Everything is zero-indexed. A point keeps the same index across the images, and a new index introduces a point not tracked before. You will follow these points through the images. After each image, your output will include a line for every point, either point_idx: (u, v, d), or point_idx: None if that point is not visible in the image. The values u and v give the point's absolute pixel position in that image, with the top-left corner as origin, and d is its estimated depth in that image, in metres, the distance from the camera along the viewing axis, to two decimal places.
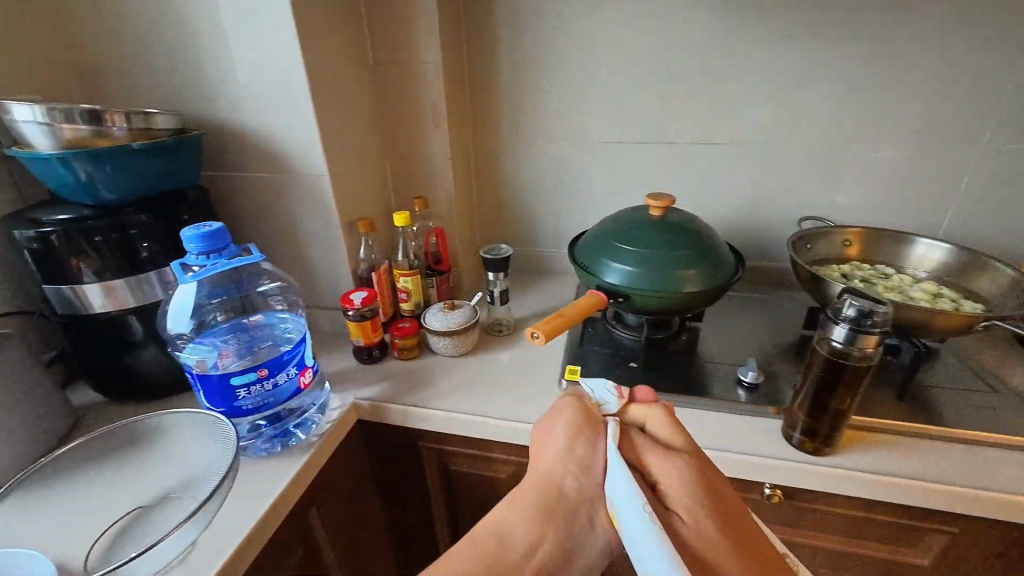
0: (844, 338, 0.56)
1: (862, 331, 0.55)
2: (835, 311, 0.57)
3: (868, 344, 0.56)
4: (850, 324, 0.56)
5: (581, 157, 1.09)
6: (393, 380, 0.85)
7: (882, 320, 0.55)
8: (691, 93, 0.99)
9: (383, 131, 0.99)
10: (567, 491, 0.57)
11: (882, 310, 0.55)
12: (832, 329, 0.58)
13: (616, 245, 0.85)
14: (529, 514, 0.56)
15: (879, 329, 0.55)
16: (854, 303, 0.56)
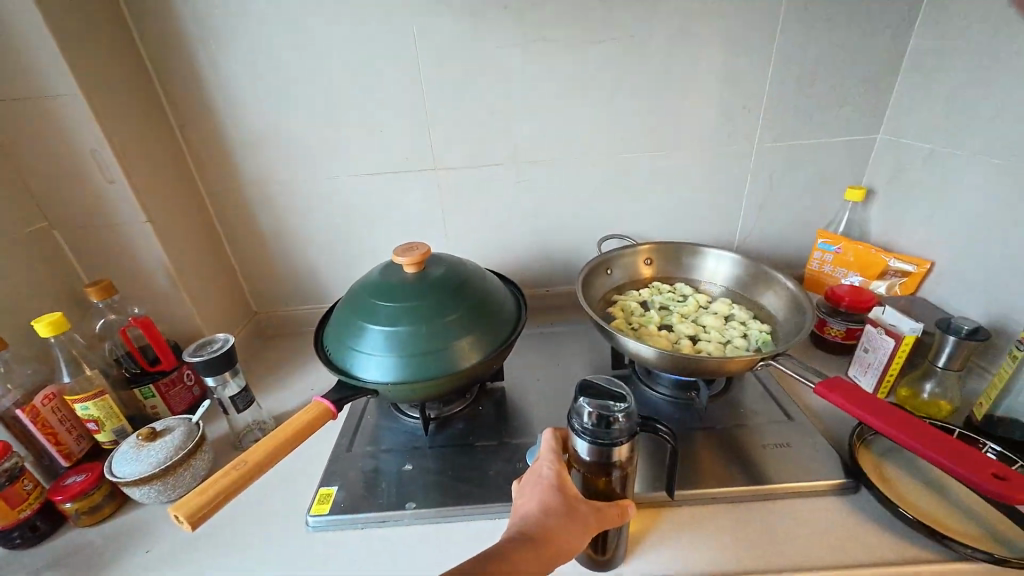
0: (592, 452, 0.46)
1: (606, 441, 0.45)
2: (573, 420, 0.46)
3: (618, 452, 0.45)
4: (592, 435, 0.45)
5: (350, 194, 0.90)
6: (58, 568, 0.58)
7: (628, 420, 0.45)
8: (455, 109, 0.83)
9: (28, 192, 0.70)
10: (561, 523, 0.45)
11: (625, 409, 0.45)
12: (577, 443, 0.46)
13: (361, 323, 0.64)
14: (541, 503, 0.46)
15: (625, 434, 0.45)
16: (592, 408, 0.45)
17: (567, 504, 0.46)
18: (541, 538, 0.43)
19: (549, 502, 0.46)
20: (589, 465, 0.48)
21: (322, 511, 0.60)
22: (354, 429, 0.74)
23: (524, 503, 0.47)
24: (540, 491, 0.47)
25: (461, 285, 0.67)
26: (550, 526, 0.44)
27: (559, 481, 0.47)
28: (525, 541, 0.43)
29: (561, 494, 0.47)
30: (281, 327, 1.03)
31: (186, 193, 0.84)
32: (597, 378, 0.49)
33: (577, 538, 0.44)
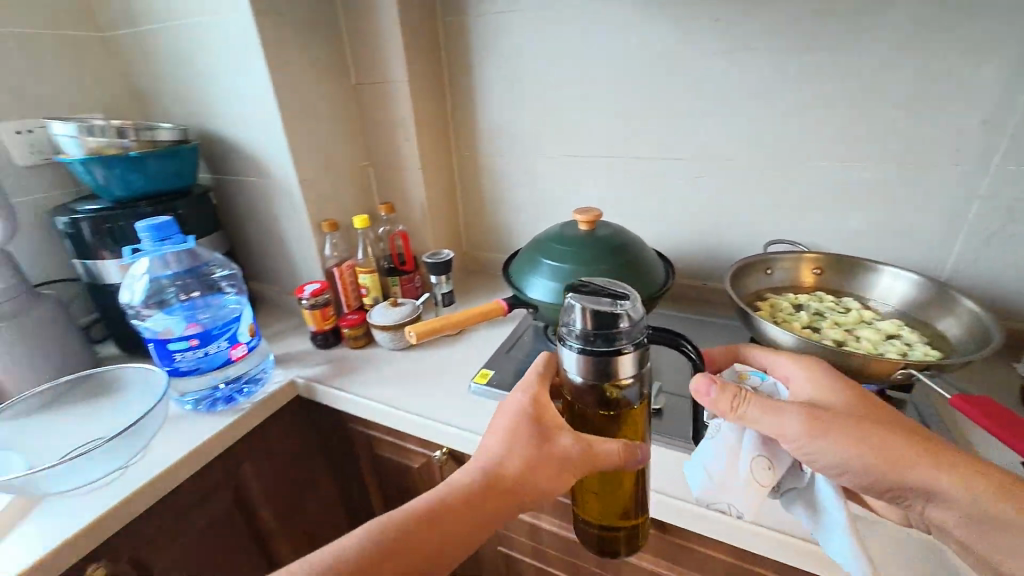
0: (584, 359, 0.47)
1: (602, 345, 0.45)
2: (567, 329, 0.47)
3: (614, 362, 0.46)
4: (584, 341, 0.46)
5: (552, 171, 1.12)
6: (335, 364, 0.95)
7: (623, 326, 0.45)
8: (654, 107, 0.96)
9: (366, 141, 1.11)
10: (523, 457, 0.53)
11: (621, 313, 0.45)
12: (571, 352, 0.48)
13: (539, 258, 0.84)
14: (510, 438, 0.55)
15: (620, 339, 0.45)
16: (582, 312, 0.45)
17: (540, 437, 0.54)
18: (506, 469, 0.53)
19: (514, 438, 0.54)
20: (587, 377, 0.48)
21: (481, 382, 0.83)
22: (512, 342, 0.96)
23: (496, 433, 0.56)
24: (510, 424, 0.55)
25: (621, 246, 0.82)
26: (514, 458, 0.53)
27: (529, 418, 0.55)
28: (491, 468, 0.54)
29: (530, 432, 0.54)
30: (478, 268, 1.34)
31: (444, 155, 1.18)
32: (597, 283, 0.50)
33: (550, 473, 0.52)
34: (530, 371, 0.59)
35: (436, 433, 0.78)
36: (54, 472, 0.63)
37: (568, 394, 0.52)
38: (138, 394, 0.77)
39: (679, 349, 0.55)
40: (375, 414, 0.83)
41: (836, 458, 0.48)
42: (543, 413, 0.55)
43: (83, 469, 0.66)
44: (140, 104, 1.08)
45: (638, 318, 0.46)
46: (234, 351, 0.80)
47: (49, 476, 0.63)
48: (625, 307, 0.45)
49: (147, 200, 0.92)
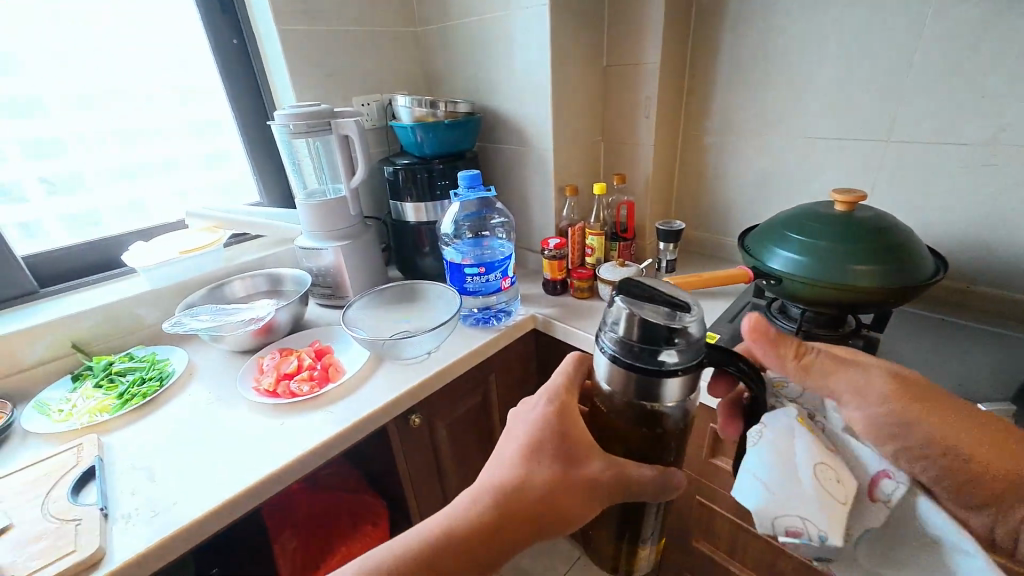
0: (626, 374, 0.45)
1: (642, 358, 0.44)
2: (606, 328, 0.46)
3: (658, 381, 0.44)
4: (627, 355, 0.45)
5: (789, 152, 1.10)
6: (565, 308, 1.11)
7: (668, 343, 0.43)
8: (941, 86, 0.88)
9: (605, 117, 1.24)
10: (552, 472, 0.50)
11: (666, 327, 0.43)
12: (605, 354, 0.47)
13: (785, 232, 0.87)
14: (530, 451, 0.52)
15: (663, 352, 0.43)
16: (625, 316, 0.44)
17: (564, 454, 0.51)
18: (525, 486, 0.50)
19: (537, 453, 0.51)
20: (630, 391, 0.47)
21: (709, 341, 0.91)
22: (735, 314, 1.00)
23: (514, 442, 0.53)
24: (535, 438, 0.52)
25: (885, 229, 0.80)
26: (539, 475, 0.50)
27: (557, 430, 0.52)
28: (506, 484, 0.50)
29: (557, 446, 0.51)
30: (683, 245, 1.38)
31: (672, 133, 1.24)
32: (650, 285, 0.47)
33: (579, 493, 0.49)
34: (553, 379, 0.56)
35: None
36: (398, 344, 0.89)
37: (605, 408, 0.51)
38: (438, 307, 1.03)
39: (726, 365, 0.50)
40: None
41: (933, 436, 0.49)
42: (569, 427, 0.52)
43: (412, 347, 0.91)
44: (431, 84, 1.36)
45: (696, 339, 0.43)
46: (503, 282, 1.01)
47: (395, 345, 0.89)
48: (675, 322, 0.43)
49: (441, 159, 1.18)
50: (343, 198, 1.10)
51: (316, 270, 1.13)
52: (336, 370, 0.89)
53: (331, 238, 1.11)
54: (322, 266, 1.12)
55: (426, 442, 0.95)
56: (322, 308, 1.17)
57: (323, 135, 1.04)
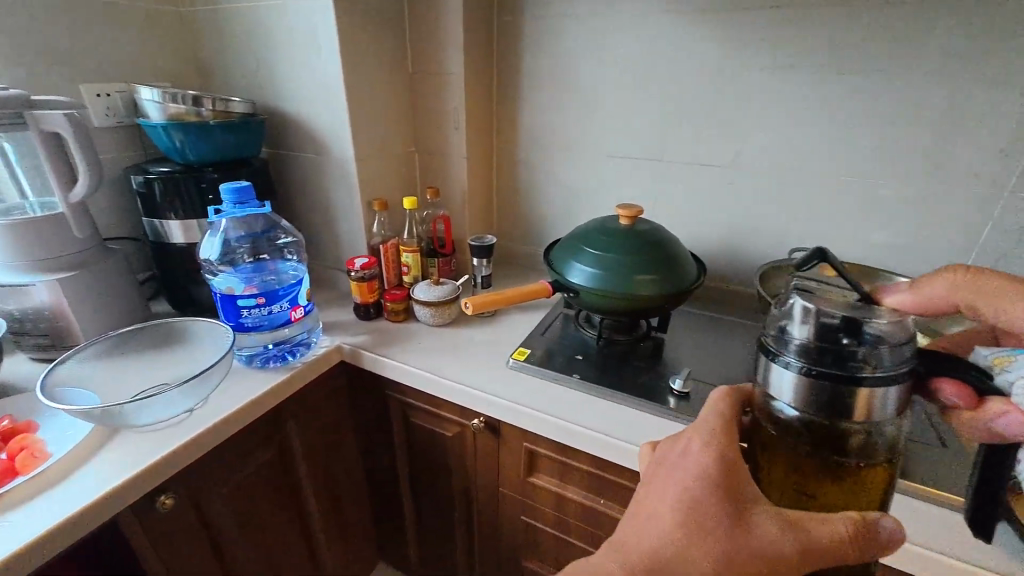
0: (798, 384, 0.40)
1: (833, 361, 0.39)
2: (781, 339, 0.42)
3: (852, 392, 0.38)
4: (808, 362, 0.39)
5: (589, 169, 1.17)
6: (377, 334, 1.00)
7: (836, 342, 0.39)
8: (693, 115, 1.02)
9: (416, 128, 1.18)
10: (718, 528, 0.42)
11: (887, 326, 0.39)
12: (778, 365, 0.41)
13: (580, 248, 0.90)
14: (677, 510, 0.44)
15: (821, 356, 0.39)
16: (813, 317, 0.41)
17: (736, 511, 0.42)
18: (641, 552, 0.44)
19: (701, 509, 0.43)
20: (814, 411, 0.40)
21: (519, 356, 0.89)
22: (545, 326, 1.01)
23: (673, 489, 0.45)
24: (680, 494, 0.44)
25: (658, 242, 0.88)
26: (719, 529, 0.42)
27: (706, 478, 0.44)
28: (652, 551, 0.43)
29: (701, 499, 0.43)
30: (507, 258, 1.39)
31: (486, 148, 1.24)
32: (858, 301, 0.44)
33: (710, 554, 0.42)
34: (711, 412, 0.47)
35: (476, 401, 0.83)
36: (133, 408, 0.68)
37: (772, 428, 0.43)
38: (204, 348, 0.84)
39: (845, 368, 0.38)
40: (417, 382, 0.88)
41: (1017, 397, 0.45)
42: (743, 472, 0.44)
43: (157, 410, 0.71)
44: (205, 78, 1.14)
45: (897, 340, 0.39)
46: (292, 312, 0.86)
47: (129, 411, 0.68)
48: (829, 321, 0.40)
49: (212, 168, 0.97)
50: (58, 216, 0.83)
51: (18, 314, 0.83)
52: (30, 456, 0.64)
53: (37, 271, 0.82)
54: (26, 307, 0.82)
55: (192, 523, 0.75)
56: (38, 363, 0.87)
57: (13, 130, 0.76)
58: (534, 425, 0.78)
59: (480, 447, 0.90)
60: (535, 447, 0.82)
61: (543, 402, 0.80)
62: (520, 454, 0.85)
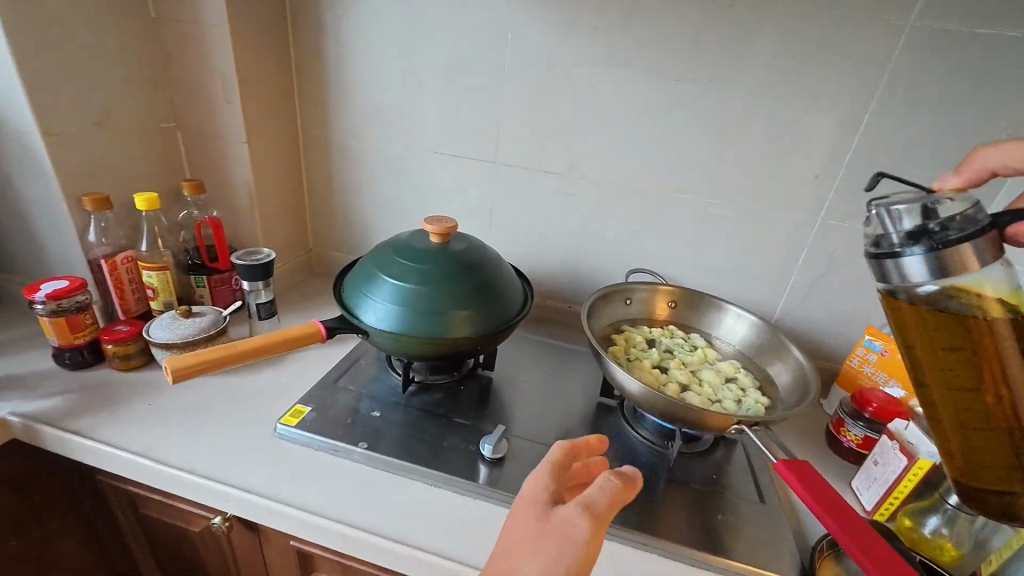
0: (925, 262, 0.40)
1: (925, 237, 0.40)
2: (885, 242, 0.43)
3: (959, 250, 0.39)
4: (922, 237, 0.40)
5: (415, 166, 0.97)
6: (84, 393, 0.69)
7: (925, 211, 0.41)
8: (526, 111, 0.87)
9: (171, 95, 0.86)
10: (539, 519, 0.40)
11: (916, 203, 0.42)
12: (901, 259, 0.42)
13: (376, 273, 0.69)
14: (513, 532, 0.40)
15: (942, 216, 0.40)
16: (884, 212, 0.43)
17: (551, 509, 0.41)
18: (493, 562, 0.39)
19: (524, 516, 0.40)
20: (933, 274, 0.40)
21: (290, 422, 0.66)
22: (346, 366, 0.79)
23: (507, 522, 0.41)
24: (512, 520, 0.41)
25: (475, 265, 0.71)
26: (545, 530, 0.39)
27: (525, 499, 0.42)
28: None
29: (531, 509, 0.41)
30: (326, 269, 1.13)
31: (284, 130, 0.97)
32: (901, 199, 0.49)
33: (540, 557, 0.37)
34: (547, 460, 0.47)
35: (214, 496, 0.58)
36: None
37: (907, 300, 0.43)
38: None
39: (933, 234, 0.40)
40: (127, 469, 0.60)
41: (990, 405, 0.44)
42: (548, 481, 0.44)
43: None
44: None
45: (967, 209, 0.41)
46: None
47: None
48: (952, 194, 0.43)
49: None
50: None
51: None
52: None
53: None
54: None
55: None
56: None
57: None
58: (294, 527, 0.57)
59: (238, 546, 0.66)
60: (304, 548, 0.61)
61: (310, 491, 0.59)
62: (287, 553, 0.63)
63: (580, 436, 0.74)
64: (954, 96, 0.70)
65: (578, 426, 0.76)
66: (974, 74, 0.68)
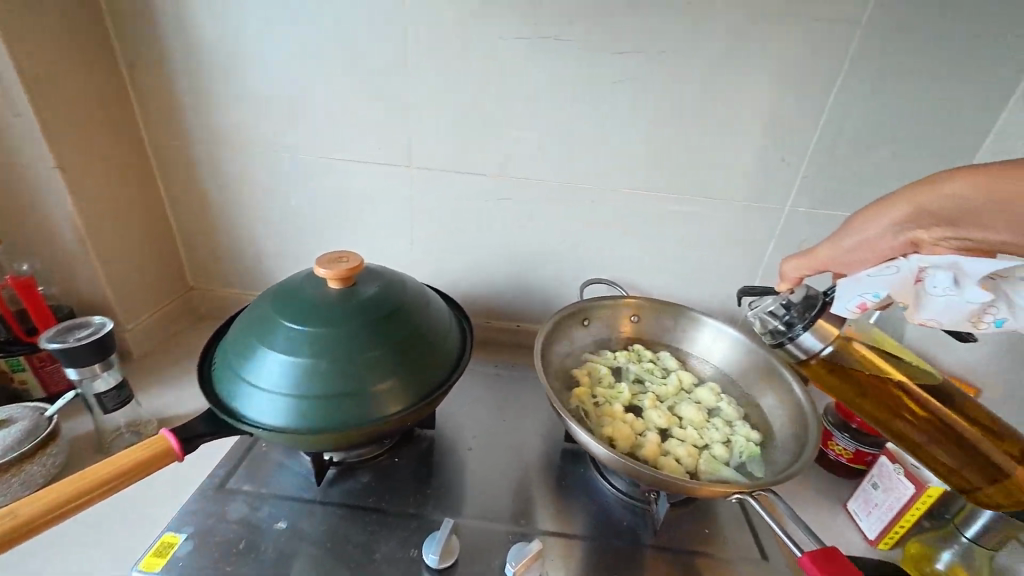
0: (818, 338, 0.47)
1: (801, 320, 0.48)
2: (777, 334, 0.49)
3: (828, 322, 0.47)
4: (801, 322, 0.48)
5: (308, 176, 0.77)
6: None
7: (785, 302, 0.50)
8: (440, 100, 0.69)
9: None
10: None
11: (771, 300, 0.51)
12: (796, 339, 0.48)
13: (256, 347, 0.50)
14: None
15: (796, 300, 0.49)
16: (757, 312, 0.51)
17: None
18: None
19: None
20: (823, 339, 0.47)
21: (152, 567, 0.48)
22: (238, 458, 0.60)
23: None
24: None
25: (393, 314, 0.55)
26: None
27: None
28: None
29: None
30: (215, 310, 0.91)
31: (122, 142, 0.73)
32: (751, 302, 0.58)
33: None
34: None
35: None
36: None
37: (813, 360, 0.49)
38: None
39: (810, 315, 0.48)
40: None
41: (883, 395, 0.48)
42: None
43: None
44: None
45: (811, 294, 0.50)
46: None
47: None
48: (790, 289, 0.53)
49: None
50: None
51: None
52: None
53: None
54: None
55: None
56: None
57: None
58: None
59: None
60: None
61: None
62: None
63: (547, 502, 0.61)
64: (937, 61, 0.60)
65: (543, 487, 0.63)
66: (960, 32, 0.59)
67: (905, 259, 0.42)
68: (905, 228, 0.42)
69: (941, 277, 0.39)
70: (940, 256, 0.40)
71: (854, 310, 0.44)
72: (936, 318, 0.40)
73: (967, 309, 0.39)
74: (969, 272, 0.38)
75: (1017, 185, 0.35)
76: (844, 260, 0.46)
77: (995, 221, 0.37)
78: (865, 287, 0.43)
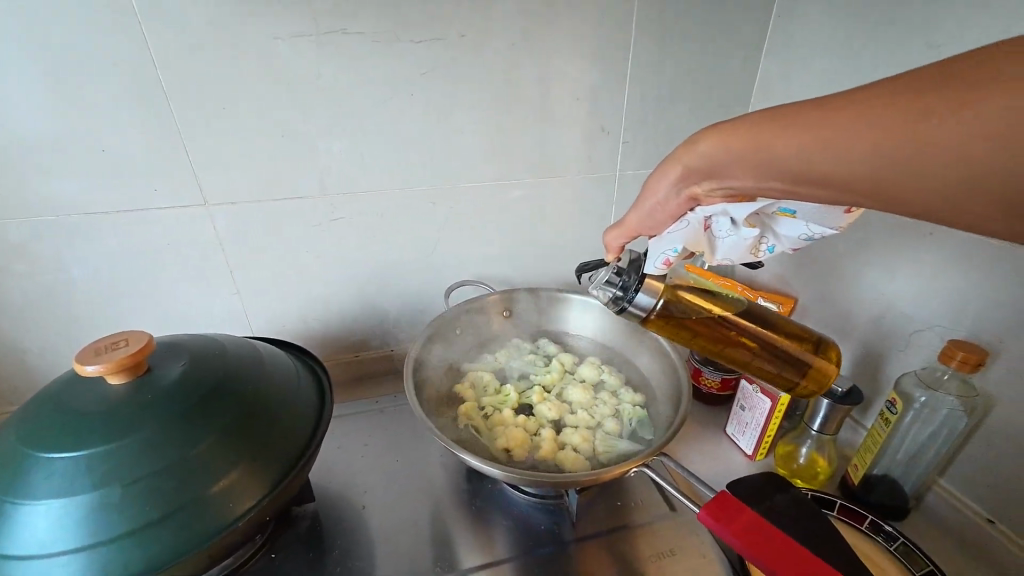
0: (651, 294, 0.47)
1: (633, 280, 0.47)
2: (616, 300, 0.48)
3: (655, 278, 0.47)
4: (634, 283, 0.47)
5: (63, 244, 0.59)
6: None
7: (616, 269, 0.49)
8: (221, 120, 0.57)
9: None
10: None
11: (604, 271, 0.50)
12: (634, 301, 0.47)
13: (18, 503, 0.37)
14: None
15: (626, 266, 0.49)
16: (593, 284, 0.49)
17: None
18: None
19: None
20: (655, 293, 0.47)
21: None
22: None
23: None
24: None
25: (212, 392, 0.43)
26: None
27: None
28: None
29: None
30: None
31: None
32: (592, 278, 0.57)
33: None
34: None
35: None
36: None
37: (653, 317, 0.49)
38: None
39: (639, 275, 0.47)
40: None
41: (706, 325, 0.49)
42: None
43: None
44: None
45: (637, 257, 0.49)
46: None
47: None
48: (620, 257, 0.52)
49: None
50: None
51: None
52: None
53: None
54: None
55: None
56: None
57: None
58: None
59: None
60: None
61: None
62: None
63: (460, 534, 0.56)
64: (702, 21, 0.67)
65: (453, 520, 0.57)
66: None
67: (692, 212, 0.41)
68: (683, 186, 0.39)
69: (722, 222, 0.41)
70: (711, 206, 0.40)
71: (662, 266, 0.45)
72: (726, 256, 0.43)
73: (745, 244, 0.42)
74: (737, 218, 0.39)
75: (745, 135, 0.33)
76: (649, 224, 0.44)
77: (738, 171, 0.34)
78: (666, 245, 0.44)
